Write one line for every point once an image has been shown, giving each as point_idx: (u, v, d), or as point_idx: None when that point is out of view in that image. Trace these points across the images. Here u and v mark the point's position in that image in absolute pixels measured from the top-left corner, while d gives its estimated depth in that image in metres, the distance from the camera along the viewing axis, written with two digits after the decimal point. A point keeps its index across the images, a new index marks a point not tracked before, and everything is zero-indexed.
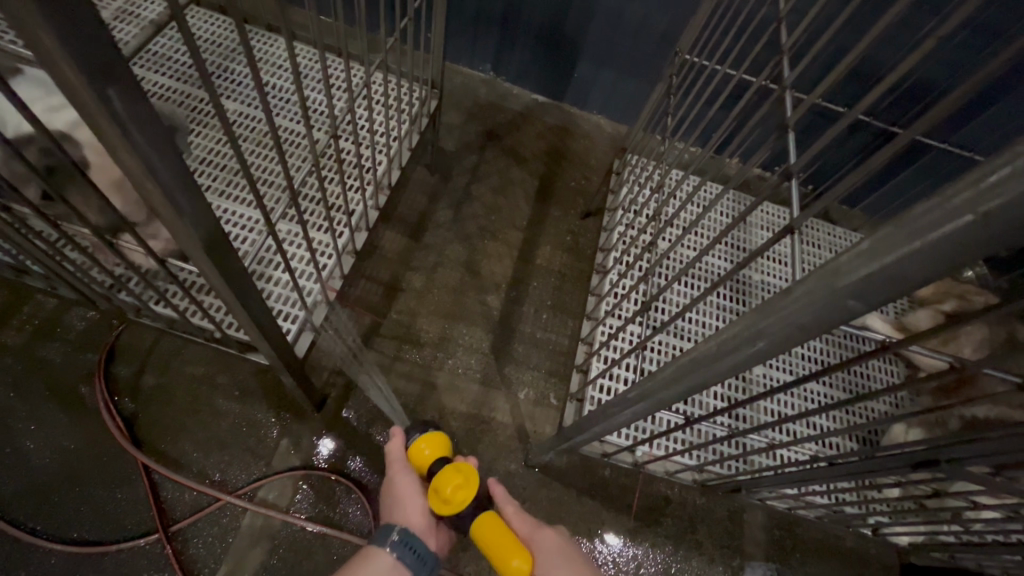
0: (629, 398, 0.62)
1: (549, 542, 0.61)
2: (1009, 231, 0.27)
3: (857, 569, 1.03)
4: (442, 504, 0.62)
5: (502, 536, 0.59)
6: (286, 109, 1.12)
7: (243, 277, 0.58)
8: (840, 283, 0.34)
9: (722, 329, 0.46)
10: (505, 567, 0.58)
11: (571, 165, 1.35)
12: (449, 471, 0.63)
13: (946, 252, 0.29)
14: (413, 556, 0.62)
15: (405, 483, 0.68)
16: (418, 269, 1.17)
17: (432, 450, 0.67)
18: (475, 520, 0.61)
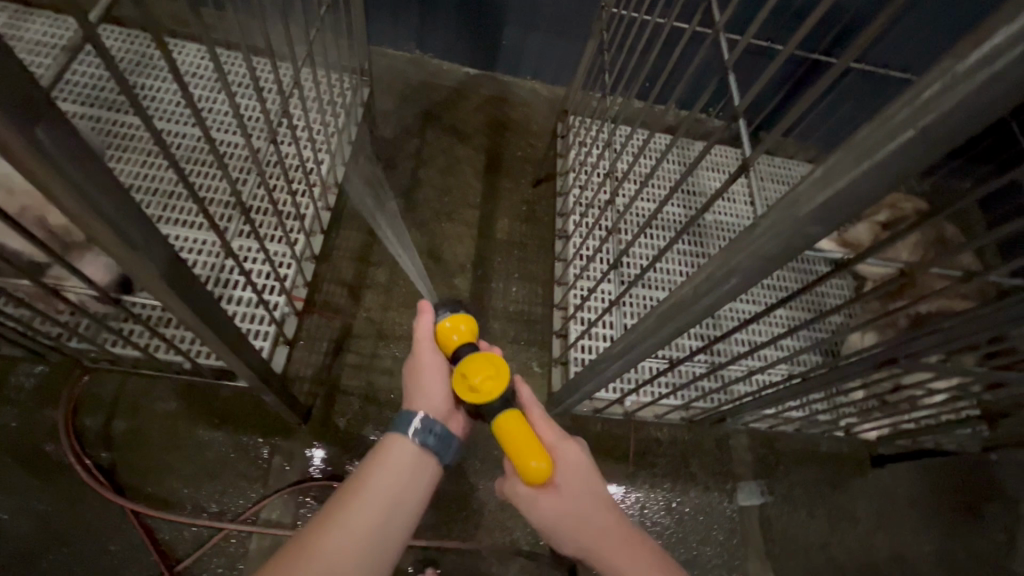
0: (614, 352, 0.64)
1: (569, 458, 0.59)
2: (945, 139, 0.29)
3: (835, 469, 1.12)
4: (468, 391, 0.57)
5: (522, 436, 0.54)
6: (216, 120, 1.06)
7: (208, 301, 0.56)
8: (801, 211, 0.36)
9: (695, 273, 0.48)
10: (524, 468, 0.54)
11: (514, 134, 1.34)
12: (478, 359, 0.58)
13: (895, 166, 0.31)
14: (435, 441, 0.60)
15: (428, 366, 0.65)
16: (380, 263, 1.15)
17: (460, 335, 0.64)
18: (497, 417, 0.56)
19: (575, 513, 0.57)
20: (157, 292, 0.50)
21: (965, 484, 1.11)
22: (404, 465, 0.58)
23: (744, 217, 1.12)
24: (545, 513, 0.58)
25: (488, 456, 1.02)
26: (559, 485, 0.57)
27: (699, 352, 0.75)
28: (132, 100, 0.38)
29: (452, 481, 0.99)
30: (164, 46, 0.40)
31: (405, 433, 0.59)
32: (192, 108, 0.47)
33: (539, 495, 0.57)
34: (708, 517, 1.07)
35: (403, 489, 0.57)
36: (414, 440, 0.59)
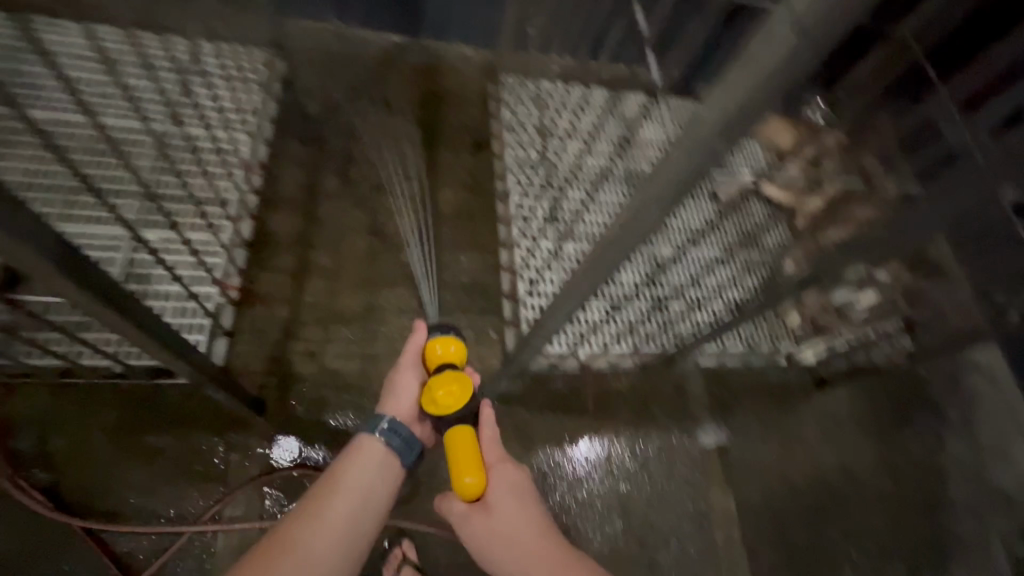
0: (560, 301, 0.64)
1: (503, 477, 0.69)
2: (832, 31, 0.29)
3: (783, 397, 1.19)
4: (430, 402, 0.64)
5: (464, 453, 0.63)
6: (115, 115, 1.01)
7: (117, 293, 0.53)
8: (711, 125, 0.36)
9: (627, 204, 0.47)
10: (459, 482, 0.63)
11: (446, 101, 1.30)
12: (447, 376, 0.64)
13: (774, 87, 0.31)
14: (399, 441, 0.68)
15: (407, 373, 0.73)
16: (321, 246, 1.12)
17: (443, 351, 0.68)
18: (448, 429, 0.64)
19: (504, 530, 0.66)
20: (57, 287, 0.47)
21: None
22: (373, 465, 0.66)
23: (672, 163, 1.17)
24: (476, 526, 0.66)
25: None
26: (491, 504, 0.66)
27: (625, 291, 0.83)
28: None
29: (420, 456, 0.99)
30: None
31: (374, 433, 0.68)
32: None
33: (472, 510, 0.66)
34: (670, 457, 1.12)
35: (374, 488, 0.65)
36: (381, 440, 0.68)
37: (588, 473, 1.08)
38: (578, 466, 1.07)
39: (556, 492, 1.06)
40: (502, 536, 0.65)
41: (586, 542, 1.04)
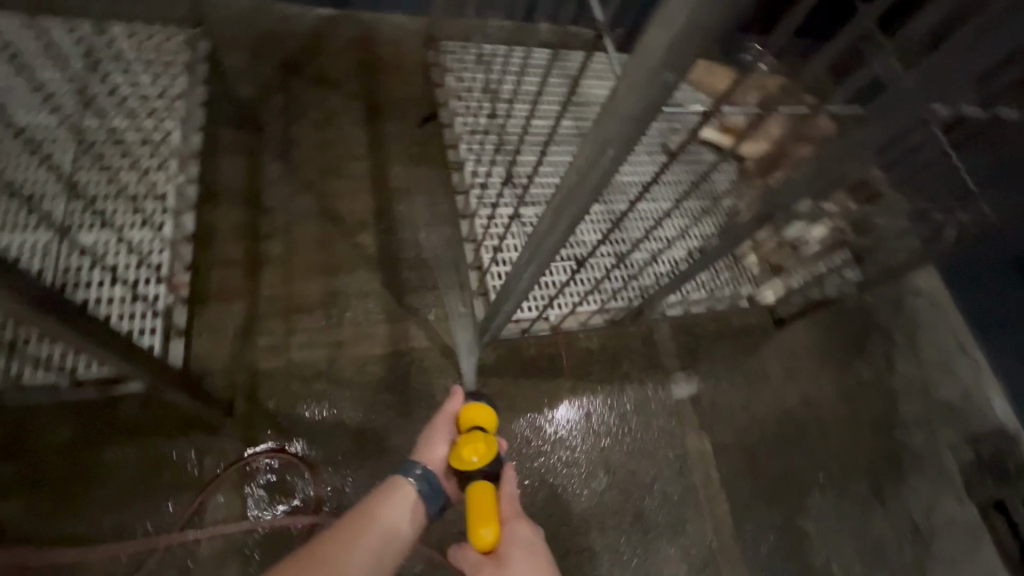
0: (522, 263, 0.62)
1: (515, 533, 0.71)
2: None
3: (744, 338, 1.24)
4: (461, 457, 0.69)
5: (484, 505, 0.66)
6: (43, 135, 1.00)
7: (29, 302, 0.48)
8: (653, 58, 0.33)
9: (577, 155, 0.45)
10: (475, 532, 0.65)
11: (386, 73, 1.26)
12: (480, 436, 0.71)
13: (703, 21, 0.30)
14: (427, 490, 0.72)
15: (441, 433, 0.79)
16: (272, 235, 1.07)
17: (478, 414, 0.76)
18: (473, 482, 0.68)
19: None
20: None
21: None
22: (407, 506, 0.69)
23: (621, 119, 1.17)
24: None
25: (431, 403, 1.02)
26: (501, 555, 0.68)
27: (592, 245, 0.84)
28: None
29: (401, 436, 0.98)
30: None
31: (408, 478, 0.72)
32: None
33: (483, 561, 0.67)
34: (647, 408, 1.16)
35: (405, 526, 0.68)
36: (415, 485, 0.71)
37: (569, 433, 1.10)
38: (560, 428, 1.10)
39: (540, 455, 1.07)
40: None
41: (574, 499, 1.06)
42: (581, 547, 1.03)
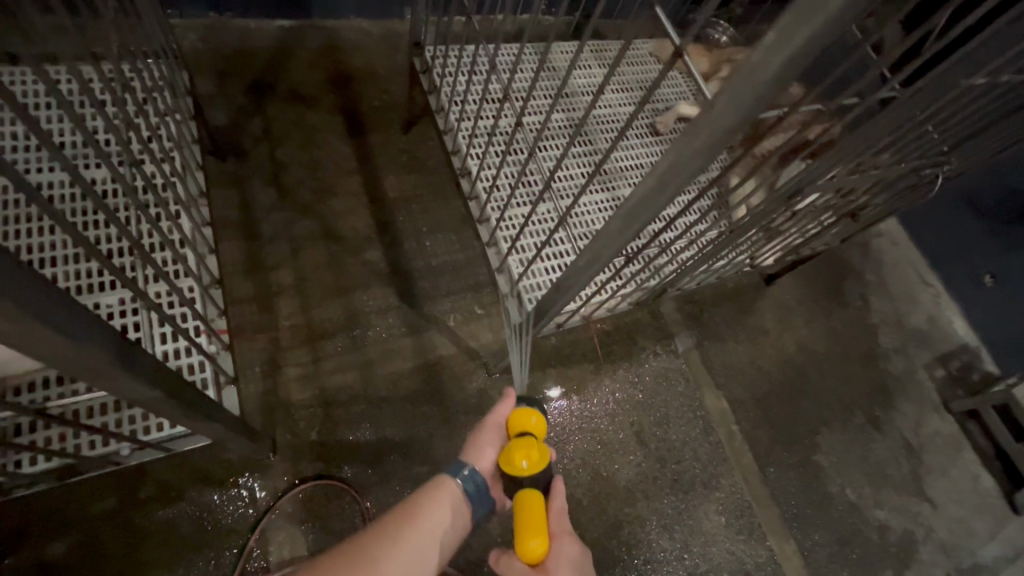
0: (581, 264, 0.65)
1: (567, 552, 0.63)
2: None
3: (742, 297, 1.32)
4: (508, 463, 0.64)
5: (532, 516, 0.60)
6: (30, 150, 0.78)
7: (141, 378, 0.48)
8: (757, 81, 0.37)
9: (657, 163, 0.48)
10: (521, 546, 0.60)
11: (361, 82, 1.24)
12: (528, 442, 0.64)
13: (812, 48, 0.34)
14: (475, 490, 0.68)
15: (491, 435, 0.73)
16: (279, 265, 1.05)
17: (530, 420, 0.69)
18: (521, 490, 0.63)
19: None
20: (85, 370, 0.42)
21: (827, 274, 1.39)
22: (447, 506, 0.65)
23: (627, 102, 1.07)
24: None
25: (468, 407, 1.03)
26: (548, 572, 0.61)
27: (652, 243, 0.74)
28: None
29: (447, 443, 1.00)
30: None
31: (456, 478, 0.68)
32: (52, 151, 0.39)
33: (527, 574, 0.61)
34: (666, 378, 1.21)
35: (442, 530, 0.63)
36: (461, 486, 0.68)
37: (601, 414, 1.15)
38: (591, 411, 1.14)
39: (577, 439, 1.12)
40: None
41: (614, 474, 1.11)
42: (629, 518, 1.08)
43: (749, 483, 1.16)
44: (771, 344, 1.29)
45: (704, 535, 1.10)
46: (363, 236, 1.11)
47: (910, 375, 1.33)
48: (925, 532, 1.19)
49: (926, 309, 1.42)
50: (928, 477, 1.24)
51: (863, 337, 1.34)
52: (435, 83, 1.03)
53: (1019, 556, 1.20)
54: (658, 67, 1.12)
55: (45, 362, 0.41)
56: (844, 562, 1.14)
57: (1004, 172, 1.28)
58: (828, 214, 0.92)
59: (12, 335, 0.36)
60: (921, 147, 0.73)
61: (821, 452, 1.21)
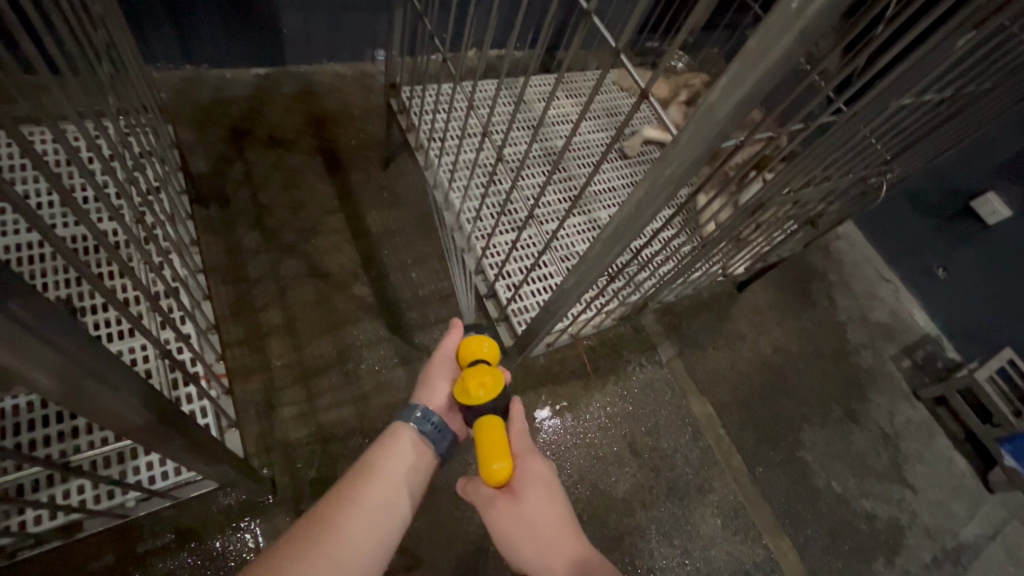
0: (569, 286, 0.69)
1: (531, 468, 0.61)
2: (815, 37, 0.36)
3: (716, 305, 1.39)
4: (465, 395, 0.62)
5: (494, 439, 0.58)
6: (50, 205, 0.81)
7: (160, 423, 0.49)
8: (717, 116, 0.42)
9: (634, 191, 0.53)
10: (486, 470, 0.58)
11: (339, 124, 1.28)
12: (479, 370, 0.63)
13: (762, 89, 0.39)
14: (432, 428, 0.68)
15: (443, 370, 0.74)
16: (268, 305, 1.06)
17: (479, 346, 0.69)
18: (481, 418, 0.60)
19: (527, 519, 0.58)
20: (113, 419, 0.44)
21: (795, 277, 1.47)
22: (407, 454, 0.66)
23: (598, 131, 1.13)
24: (497, 516, 0.59)
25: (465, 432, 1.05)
26: (516, 491, 0.59)
27: (631, 260, 0.78)
28: (27, 220, 0.34)
29: (447, 470, 1.01)
30: (23, 139, 0.34)
31: (409, 422, 0.68)
32: (76, 214, 0.41)
33: (495, 496, 0.59)
34: (654, 388, 1.26)
35: (406, 472, 0.64)
36: (416, 428, 0.68)
37: (593, 428, 1.18)
38: (583, 426, 1.17)
39: (572, 455, 1.14)
40: (526, 526, 0.58)
41: (612, 487, 1.13)
42: (629, 529, 1.10)
43: (741, 484, 1.20)
44: (748, 348, 1.35)
45: (703, 540, 1.13)
46: (349, 271, 1.13)
47: (880, 367, 1.41)
48: (909, 518, 1.24)
49: (888, 303, 1.51)
50: (906, 464, 1.30)
51: (833, 334, 1.42)
52: (414, 122, 1.07)
53: (997, 532, 1.27)
54: (625, 97, 1.19)
55: (79, 414, 0.43)
56: (837, 553, 1.18)
57: (944, 174, 1.39)
58: (790, 223, 0.99)
59: (50, 387, 0.38)
60: (866, 158, 0.80)
61: (805, 448, 1.27)
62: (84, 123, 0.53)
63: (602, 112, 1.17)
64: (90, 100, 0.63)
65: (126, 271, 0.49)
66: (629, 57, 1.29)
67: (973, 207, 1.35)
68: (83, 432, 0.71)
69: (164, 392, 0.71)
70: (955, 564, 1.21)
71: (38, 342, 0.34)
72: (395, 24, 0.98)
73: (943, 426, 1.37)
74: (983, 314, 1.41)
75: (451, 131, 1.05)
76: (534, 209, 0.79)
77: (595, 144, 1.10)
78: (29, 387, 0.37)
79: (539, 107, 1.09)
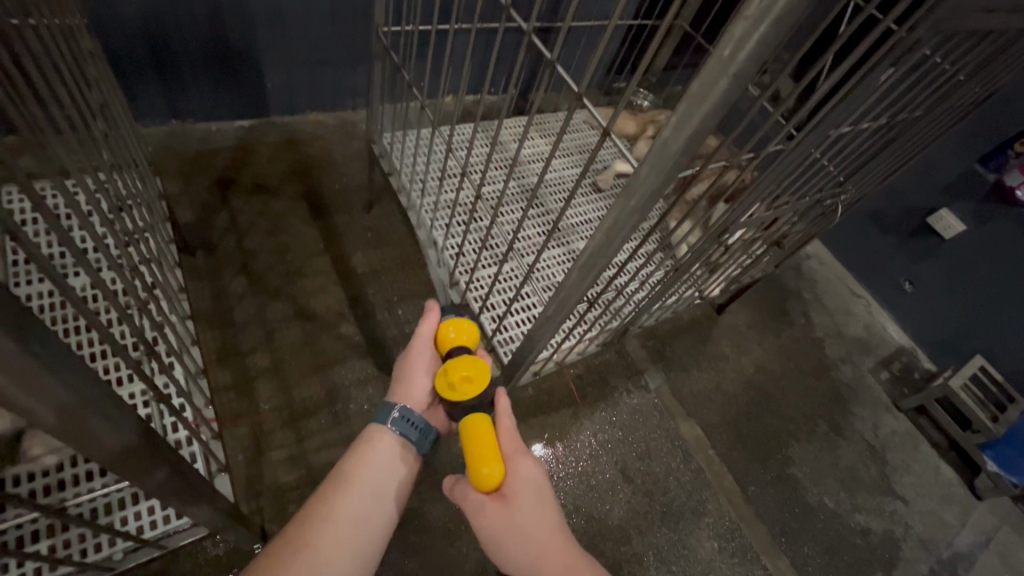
0: (550, 314, 0.71)
1: (522, 471, 0.62)
2: (748, 80, 0.41)
3: (697, 328, 1.43)
4: (449, 389, 0.66)
5: (481, 442, 0.61)
6: (57, 257, 0.83)
7: (154, 463, 0.50)
8: (672, 148, 0.46)
9: (603, 219, 0.57)
10: (475, 474, 0.60)
11: (323, 170, 1.32)
12: (463, 363, 0.66)
13: (706, 124, 0.43)
14: (414, 430, 0.69)
15: (421, 358, 0.75)
16: (255, 349, 1.07)
17: (456, 335, 0.72)
18: (468, 422, 0.64)
19: (517, 527, 0.58)
20: (112, 456, 0.45)
21: (770, 298, 1.53)
22: (385, 458, 0.66)
23: (570, 167, 1.19)
24: (489, 522, 0.60)
25: (458, 465, 1.05)
26: (507, 496, 0.60)
27: (607, 287, 0.81)
28: (44, 271, 0.36)
29: (439, 506, 1.00)
30: (37, 196, 0.36)
31: (386, 423, 0.68)
32: (78, 263, 0.43)
33: (486, 501, 0.60)
34: (643, 414, 1.27)
35: (382, 477, 0.65)
36: (394, 429, 0.68)
37: (584, 456, 1.18)
38: (574, 455, 1.18)
39: (565, 484, 1.14)
40: (518, 534, 0.58)
41: (607, 515, 1.13)
42: (627, 558, 1.09)
43: (735, 504, 1.21)
44: (732, 368, 1.39)
45: (701, 564, 1.12)
46: (335, 311, 1.15)
47: (860, 381, 1.45)
48: (902, 530, 1.25)
49: (862, 318, 1.57)
50: (894, 475, 1.32)
51: (811, 351, 1.46)
52: (396, 165, 1.12)
53: (990, 539, 1.28)
54: (594, 134, 1.26)
55: (84, 455, 0.44)
56: (836, 570, 1.17)
57: (898, 193, 1.47)
58: (758, 245, 1.04)
59: (60, 427, 0.39)
60: (820, 180, 0.86)
61: (794, 464, 1.28)
62: (83, 177, 0.57)
63: (574, 149, 1.23)
64: (86, 157, 0.66)
65: (123, 317, 0.51)
66: (597, 98, 1.37)
67: (930, 223, 1.43)
68: (71, 484, 0.71)
69: (159, 434, 0.72)
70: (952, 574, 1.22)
71: (53, 379, 0.36)
72: (375, 75, 1.04)
73: (926, 435, 1.40)
74: (950, 324, 1.47)
75: (433, 173, 1.09)
76: (510, 243, 0.82)
77: (568, 180, 1.16)
78: (40, 424, 0.38)
79: (514, 148, 1.14)
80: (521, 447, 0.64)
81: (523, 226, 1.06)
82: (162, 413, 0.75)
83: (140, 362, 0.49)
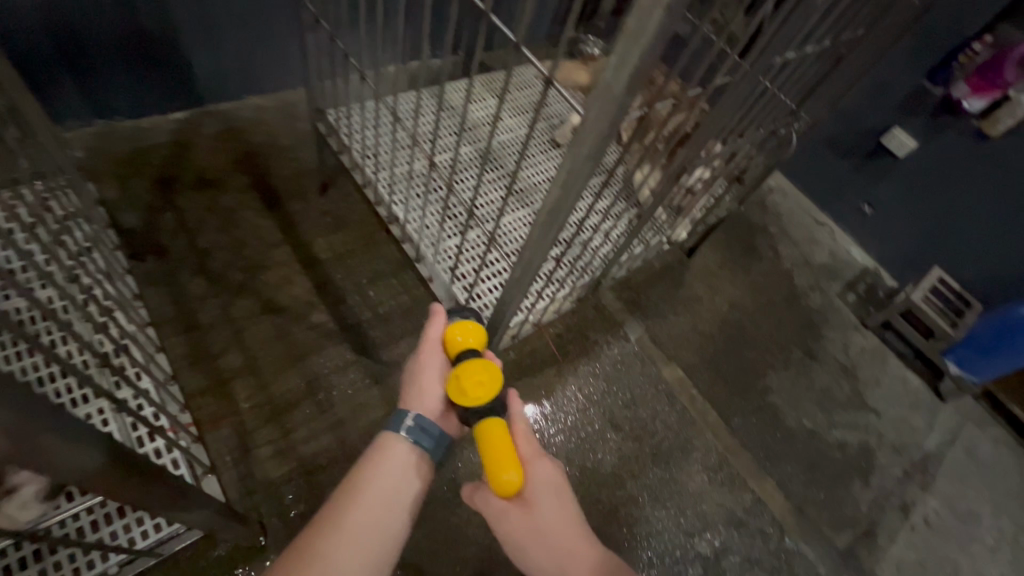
0: (519, 275, 0.71)
1: (542, 473, 0.64)
2: (681, 11, 0.40)
3: (670, 274, 1.45)
4: (463, 395, 0.63)
5: (501, 450, 0.60)
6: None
7: (128, 475, 0.48)
8: (614, 90, 0.45)
9: (557, 172, 0.56)
10: (496, 480, 0.59)
11: (270, 157, 1.26)
12: (475, 367, 0.64)
13: (645, 60, 0.42)
14: (426, 438, 0.67)
15: (430, 365, 0.72)
16: (226, 349, 1.04)
17: (463, 338, 0.70)
18: (483, 426, 0.62)
19: (541, 530, 0.61)
20: (79, 474, 0.44)
21: (738, 236, 1.55)
22: (397, 465, 0.65)
23: (523, 125, 1.16)
24: (512, 525, 0.61)
25: None
26: (530, 500, 0.61)
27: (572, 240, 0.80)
28: None
29: (435, 478, 1.01)
30: None
31: (400, 434, 0.67)
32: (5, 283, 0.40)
33: (509, 506, 0.61)
34: (625, 362, 1.30)
35: (395, 486, 0.64)
36: (408, 439, 0.67)
37: (573, 411, 1.20)
38: (563, 411, 1.20)
39: (557, 440, 1.16)
40: (543, 537, 0.61)
41: (600, 463, 1.16)
42: (623, 501, 1.13)
43: (720, 437, 1.25)
44: (707, 309, 1.42)
45: (692, 497, 1.17)
46: (304, 300, 1.12)
47: (829, 305, 1.50)
48: (876, 439, 1.32)
49: (827, 245, 1.61)
50: (866, 390, 1.39)
51: (781, 282, 1.50)
52: (345, 142, 1.07)
53: (955, 437, 1.36)
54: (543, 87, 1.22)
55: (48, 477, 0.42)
56: (818, 485, 1.24)
57: (851, 117, 1.49)
58: (720, 183, 1.04)
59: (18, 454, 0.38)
60: (772, 110, 0.86)
61: (773, 392, 1.33)
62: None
63: (525, 105, 1.19)
64: None
65: (69, 334, 0.48)
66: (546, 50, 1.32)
67: (883, 143, 1.45)
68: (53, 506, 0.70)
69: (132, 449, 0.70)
70: (923, 473, 1.30)
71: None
72: (309, 49, 0.98)
73: (893, 348, 1.47)
74: (908, 240, 1.52)
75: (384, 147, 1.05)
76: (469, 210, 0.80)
77: (522, 138, 1.13)
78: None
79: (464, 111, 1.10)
80: (539, 450, 0.64)
81: (483, 191, 1.04)
82: (133, 428, 0.73)
83: (93, 378, 0.47)
